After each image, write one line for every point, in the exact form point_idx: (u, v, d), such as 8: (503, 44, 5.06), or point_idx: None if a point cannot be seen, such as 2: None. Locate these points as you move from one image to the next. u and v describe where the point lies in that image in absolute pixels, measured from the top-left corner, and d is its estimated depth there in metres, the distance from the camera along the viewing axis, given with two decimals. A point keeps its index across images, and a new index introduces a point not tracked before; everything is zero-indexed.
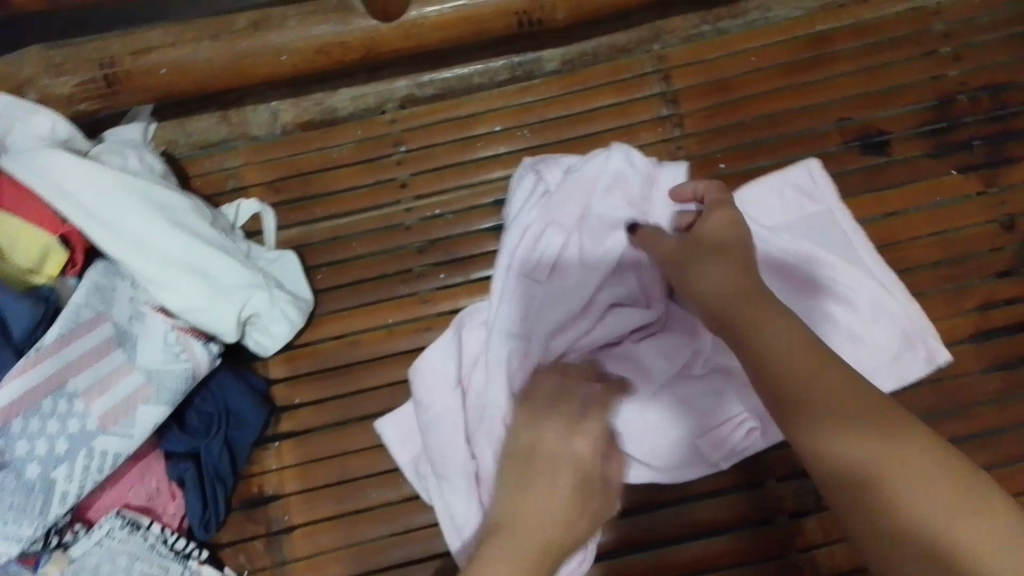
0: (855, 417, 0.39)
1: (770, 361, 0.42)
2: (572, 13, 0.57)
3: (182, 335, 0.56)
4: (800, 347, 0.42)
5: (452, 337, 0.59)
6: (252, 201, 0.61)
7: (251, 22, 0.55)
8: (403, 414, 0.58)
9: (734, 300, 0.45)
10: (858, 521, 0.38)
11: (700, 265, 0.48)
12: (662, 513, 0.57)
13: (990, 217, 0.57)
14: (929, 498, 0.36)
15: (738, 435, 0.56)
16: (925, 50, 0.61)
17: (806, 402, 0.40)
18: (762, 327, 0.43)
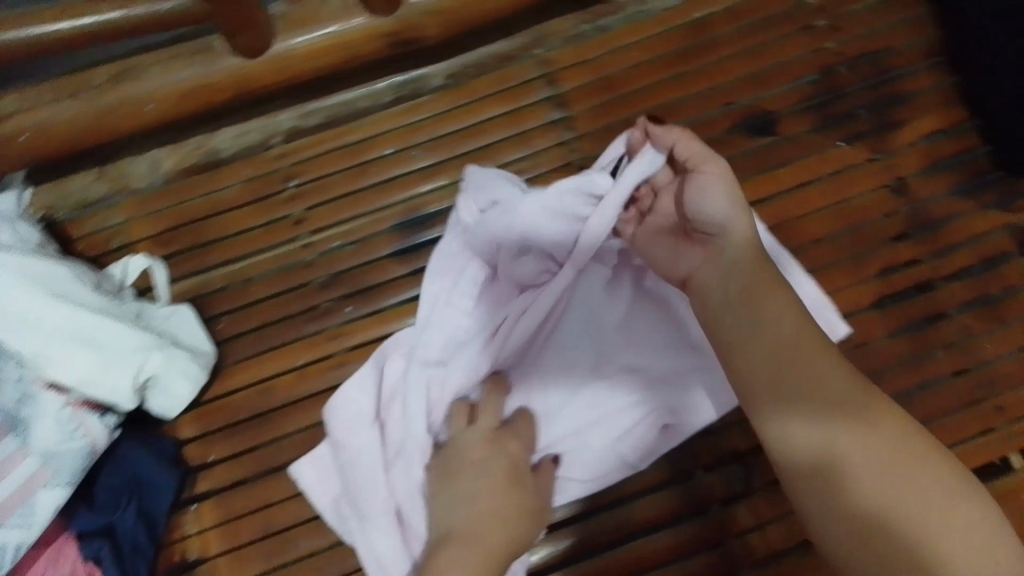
0: (826, 407, 0.45)
1: (765, 344, 0.47)
2: (445, 28, 0.55)
3: (77, 412, 0.54)
4: (796, 335, 0.47)
5: (371, 369, 0.57)
6: (140, 256, 0.59)
7: (111, 75, 0.51)
8: (319, 457, 0.56)
9: (747, 280, 0.48)
10: (821, 498, 0.44)
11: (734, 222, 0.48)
12: (604, 516, 0.56)
13: (881, 182, 0.59)
14: (887, 485, 0.42)
15: (651, 434, 0.55)
16: (802, 26, 0.61)
17: (787, 388, 0.46)
18: (768, 310, 0.47)
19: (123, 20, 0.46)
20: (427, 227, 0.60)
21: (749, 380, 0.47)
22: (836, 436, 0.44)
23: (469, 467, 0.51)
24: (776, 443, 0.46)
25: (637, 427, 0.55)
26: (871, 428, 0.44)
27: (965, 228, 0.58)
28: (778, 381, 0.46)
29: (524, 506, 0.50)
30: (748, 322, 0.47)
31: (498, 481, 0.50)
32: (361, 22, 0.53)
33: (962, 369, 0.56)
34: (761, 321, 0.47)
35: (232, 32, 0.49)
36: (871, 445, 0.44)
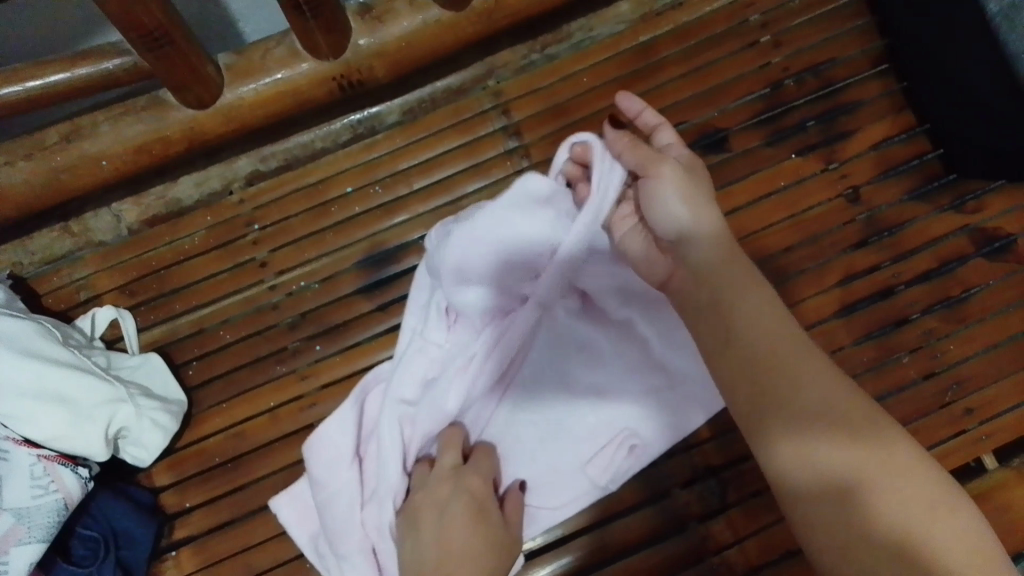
0: (823, 414, 0.38)
1: (748, 344, 0.41)
2: (392, 68, 0.56)
3: (50, 465, 0.52)
4: (779, 328, 0.41)
5: (351, 406, 0.56)
6: (107, 307, 0.59)
7: (62, 134, 0.52)
8: (297, 496, 0.56)
9: (719, 277, 0.43)
10: (822, 522, 0.37)
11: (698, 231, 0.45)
12: (598, 532, 0.56)
13: (834, 193, 0.60)
14: (893, 501, 0.36)
15: (619, 456, 0.56)
16: (748, 43, 0.62)
17: (775, 394, 0.39)
18: (744, 304, 0.42)
19: (68, 83, 0.46)
20: (392, 262, 0.61)
21: (735, 394, 0.41)
22: (833, 448, 0.38)
23: (432, 507, 0.50)
24: (769, 458, 0.39)
25: (605, 451, 0.55)
26: (874, 440, 0.38)
27: (922, 232, 0.59)
28: (769, 391, 0.40)
29: (492, 541, 0.49)
30: (724, 323, 0.42)
31: (462, 519, 0.50)
32: (308, 67, 0.53)
33: (929, 372, 0.56)
34: (737, 321, 0.42)
35: (180, 88, 0.50)
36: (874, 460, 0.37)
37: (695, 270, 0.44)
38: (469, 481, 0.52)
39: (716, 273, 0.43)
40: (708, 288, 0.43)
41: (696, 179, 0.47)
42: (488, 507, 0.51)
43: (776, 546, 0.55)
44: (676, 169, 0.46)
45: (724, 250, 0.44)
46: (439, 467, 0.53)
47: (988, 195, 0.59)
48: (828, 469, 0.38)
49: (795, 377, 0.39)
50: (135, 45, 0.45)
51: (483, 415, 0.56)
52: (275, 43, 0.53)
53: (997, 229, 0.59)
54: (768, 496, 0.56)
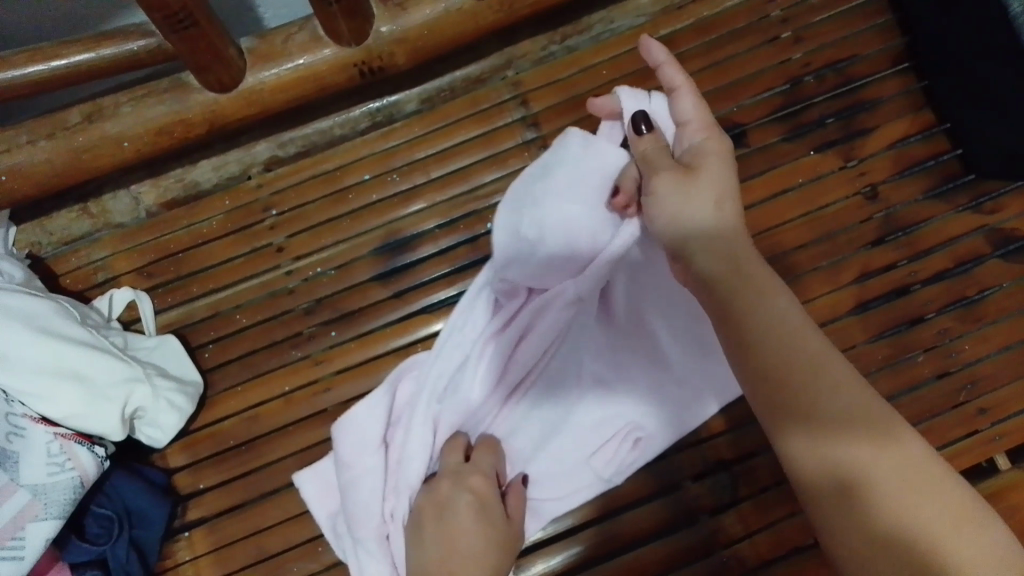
0: (842, 416, 0.37)
1: (764, 345, 0.40)
2: (413, 56, 0.56)
3: (66, 443, 0.53)
4: (796, 333, 0.40)
5: (383, 392, 0.56)
6: (125, 289, 0.60)
7: (84, 115, 0.52)
8: (321, 472, 0.56)
9: (732, 279, 0.43)
10: (837, 520, 0.36)
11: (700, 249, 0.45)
12: (614, 520, 0.56)
13: (852, 190, 0.59)
14: (911, 503, 0.35)
15: (623, 450, 0.55)
16: (768, 38, 0.62)
17: (790, 395, 0.38)
18: (762, 306, 0.41)
19: (92, 63, 0.47)
20: (408, 250, 0.61)
21: (755, 391, 0.40)
22: (850, 450, 0.37)
23: (433, 509, 0.50)
24: (788, 458, 0.39)
25: (609, 444, 0.55)
26: (890, 439, 0.37)
27: (939, 231, 0.59)
28: (785, 389, 0.39)
29: (492, 542, 0.49)
30: (745, 319, 0.41)
31: (462, 519, 0.49)
32: (330, 52, 0.54)
33: (943, 371, 0.56)
34: (763, 318, 0.41)
35: (201, 70, 0.50)
36: (889, 457, 0.36)
37: (704, 280, 0.44)
38: (472, 483, 0.51)
39: (732, 280, 0.43)
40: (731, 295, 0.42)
41: (699, 179, 0.46)
42: (490, 507, 0.50)
43: (786, 541, 0.55)
44: (671, 178, 0.47)
45: (721, 250, 0.44)
46: (444, 469, 0.53)
47: (1005, 195, 0.59)
48: (846, 470, 0.36)
49: (811, 375, 0.38)
50: (161, 27, 0.45)
51: (502, 416, 0.57)
52: (297, 28, 0.53)
53: (1014, 230, 0.59)
54: (778, 490, 0.56)
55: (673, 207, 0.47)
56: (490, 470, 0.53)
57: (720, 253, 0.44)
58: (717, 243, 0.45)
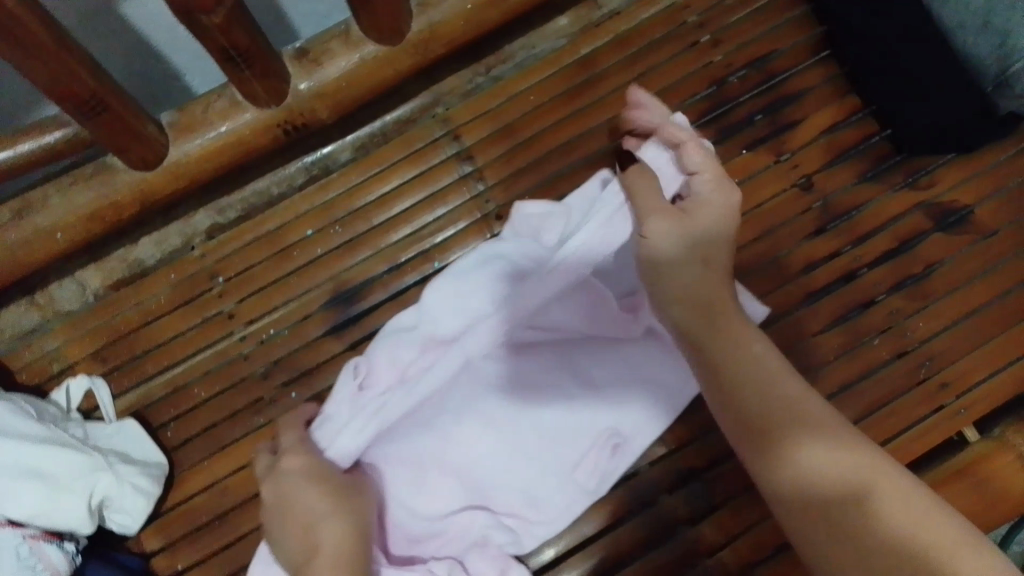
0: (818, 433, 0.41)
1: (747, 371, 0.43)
2: (336, 108, 0.56)
3: (35, 544, 0.52)
4: (774, 365, 0.44)
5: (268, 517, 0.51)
6: (81, 377, 0.59)
7: (13, 212, 0.52)
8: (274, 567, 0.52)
9: (707, 313, 0.46)
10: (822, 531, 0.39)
11: (681, 279, 0.47)
12: (605, 540, 0.56)
13: (790, 182, 0.60)
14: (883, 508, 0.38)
15: (603, 458, 0.55)
16: (688, 43, 0.62)
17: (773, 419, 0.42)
18: (736, 341, 0.45)
19: (10, 161, 0.47)
20: (359, 299, 0.60)
21: (738, 414, 0.43)
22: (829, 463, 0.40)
23: (274, 506, 0.48)
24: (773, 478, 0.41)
25: (590, 454, 0.55)
26: (863, 447, 0.40)
27: (879, 213, 0.59)
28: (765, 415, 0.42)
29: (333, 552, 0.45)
30: (726, 347, 0.44)
31: (301, 536, 0.46)
32: (250, 116, 0.54)
33: (901, 351, 0.56)
34: (744, 352, 0.44)
35: (121, 150, 0.50)
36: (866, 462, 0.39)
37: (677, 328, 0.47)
38: (308, 500, 0.47)
39: (711, 306, 0.46)
40: (709, 321, 0.46)
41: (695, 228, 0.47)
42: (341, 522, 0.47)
43: (768, 542, 0.55)
44: (673, 221, 0.47)
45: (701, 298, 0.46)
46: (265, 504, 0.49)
47: (940, 168, 0.60)
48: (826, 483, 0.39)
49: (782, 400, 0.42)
50: (73, 115, 0.46)
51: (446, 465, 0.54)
52: (215, 96, 0.53)
53: (952, 203, 0.59)
54: (755, 491, 0.56)
55: (686, 242, 0.47)
56: (319, 481, 0.48)
57: (710, 271, 0.47)
58: (706, 259, 0.47)
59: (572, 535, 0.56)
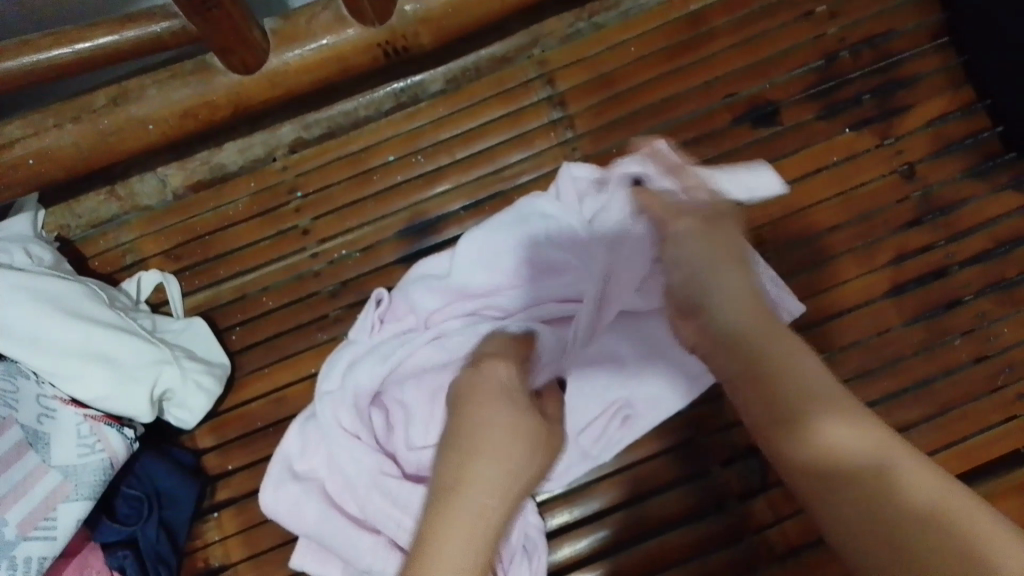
0: (846, 416, 0.35)
1: (782, 369, 0.37)
2: (436, 37, 0.55)
3: (96, 425, 0.53)
4: (821, 372, 0.37)
5: (299, 427, 0.56)
6: (153, 272, 0.60)
7: (109, 98, 0.52)
8: (283, 485, 0.54)
9: (745, 317, 0.40)
10: (834, 519, 0.33)
11: (717, 280, 0.43)
12: (650, 502, 0.55)
13: (888, 169, 0.58)
14: (920, 487, 0.32)
15: (612, 425, 0.55)
16: (803, 12, 0.61)
17: (801, 399, 0.36)
18: (781, 347, 0.39)
19: (116, 46, 0.47)
20: (432, 232, 0.60)
21: (754, 409, 0.38)
22: (855, 445, 0.34)
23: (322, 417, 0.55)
24: (809, 461, 0.35)
25: (598, 422, 0.55)
26: (881, 426, 0.35)
27: (977, 212, 0.57)
28: (782, 403, 0.37)
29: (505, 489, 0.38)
30: (751, 350, 0.39)
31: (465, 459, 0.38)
32: (353, 32, 0.53)
33: (979, 356, 0.54)
34: (773, 352, 0.39)
35: (225, 51, 0.50)
36: (882, 439, 0.34)
37: (717, 332, 0.41)
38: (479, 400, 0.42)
39: (740, 333, 0.40)
40: (732, 348, 0.40)
41: (716, 236, 0.46)
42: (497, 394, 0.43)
43: (815, 532, 0.53)
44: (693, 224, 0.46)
45: (755, 318, 0.40)
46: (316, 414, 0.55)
47: None
48: (851, 461, 0.34)
49: (800, 386, 0.37)
50: (185, 9, 0.45)
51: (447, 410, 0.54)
52: (321, 8, 0.52)
53: None
54: None
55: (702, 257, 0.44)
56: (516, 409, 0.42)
57: (741, 280, 0.42)
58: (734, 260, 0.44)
59: (618, 489, 0.56)
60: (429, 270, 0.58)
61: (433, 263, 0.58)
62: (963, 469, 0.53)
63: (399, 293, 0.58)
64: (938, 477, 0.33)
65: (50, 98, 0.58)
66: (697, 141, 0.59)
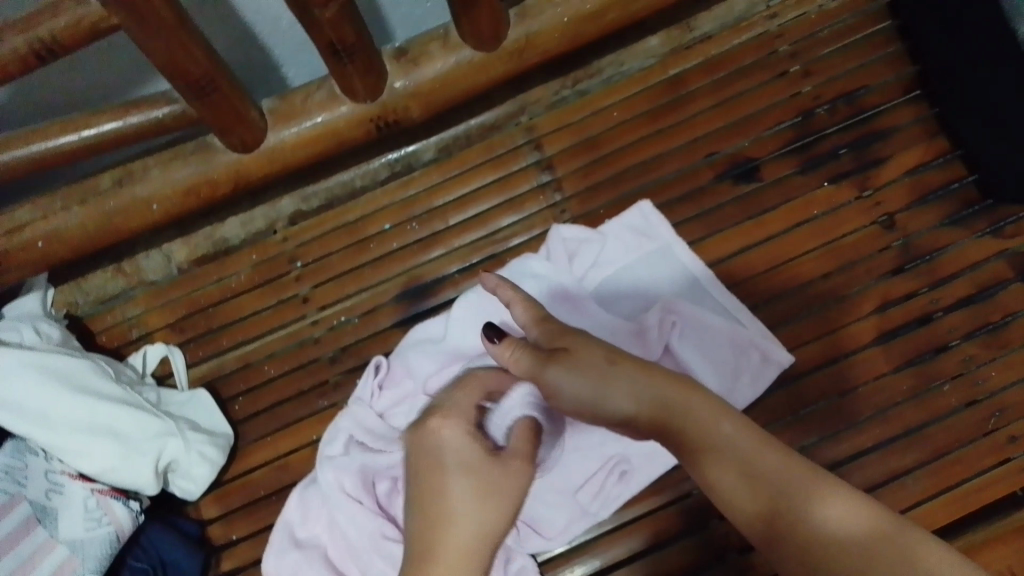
0: (820, 496, 0.35)
1: (743, 463, 0.37)
2: (425, 109, 0.58)
3: (103, 499, 0.54)
4: (771, 451, 0.37)
5: (300, 494, 0.56)
6: (158, 344, 0.61)
7: (114, 180, 0.55)
8: (286, 554, 0.55)
9: (665, 411, 0.39)
10: None
11: (620, 391, 0.40)
12: (652, 558, 0.55)
13: (869, 220, 0.60)
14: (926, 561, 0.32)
15: (610, 481, 0.56)
16: (778, 72, 0.63)
17: (775, 492, 0.36)
18: (729, 440, 0.38)
19: (119, 130, 0.49)
20: (429, 296, 0.62)
21: (735, 506, 0.37)
22: (844, 530, 0.34)
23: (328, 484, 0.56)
24: (809, 555, 0.35)
25: (595, 477, 0.56)
26: (864, 497, 0.35)
27: (959, 258, 0.58)
28: (762, 499, 0.36)
29: (479, 543, 0.38)
30: (702, 445, 0.38)
31: (432, 532, 0.38)
32: (346, 109, 0.56)
33: (970, 400, 0.55)
34: (723, 444, 0.38)
35: (226, 132, 0.52)
36: (874, 519, 0.34)
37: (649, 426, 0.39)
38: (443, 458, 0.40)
39: (672, 425, 0.39)
40: (676, 443, 0.39)
41: (598, 357, 0.42)
42: (463, 456, 0.40)
43: None
44: (564, 368, 0.42)
45: (667, 410, 0.39)
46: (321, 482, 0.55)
47: None
48: (850, 547, 0.34)
49: (768, 478, 0.37)
50: (184, 94, 0.48)
51: None
52: (315, 88, 0.55)
53: None
54: None
55: (587, 394, 0.41)
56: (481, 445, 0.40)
57: (646, 371, 0.40)
58: (630, 361, 0.41)
59: (619, 546, 0.56)
60: (426, 337, 0.59)
61: (428, 329, 0.60)
62: (958, 514, 0.53)
63: (394, 361, 0.59)
64: (930, 543, 0.33)
65: (57, 181, 0.60)
66: (681, 199, 0.61)
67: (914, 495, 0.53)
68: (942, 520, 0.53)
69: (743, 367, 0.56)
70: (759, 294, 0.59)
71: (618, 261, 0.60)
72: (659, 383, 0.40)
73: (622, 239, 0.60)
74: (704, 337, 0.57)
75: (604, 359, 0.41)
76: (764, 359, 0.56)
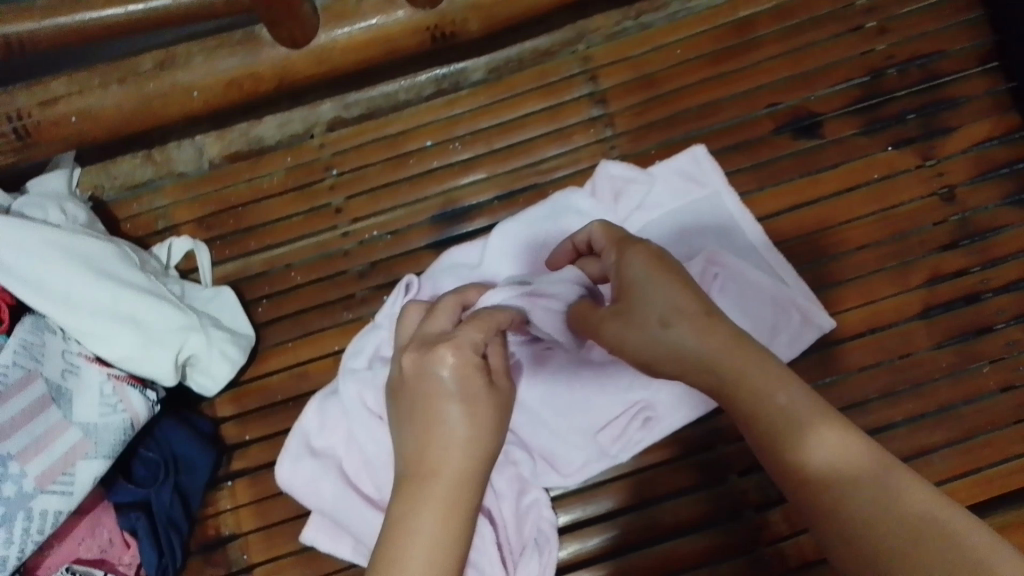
0: (822, 428, 0.38)
1: (760, 397, 0.40)
2: (484, 24, 0.55)
3: (119, 386, 0.53)
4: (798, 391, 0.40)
5: (318, 404, 0.56)
6: (184, 238, 0.60)
7: (156, 63, 0.53)
8: (301, 460, 0.55)
9: (718, 353, 0.42)
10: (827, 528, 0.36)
11: (683, 337, 0.42)
12: (665, 505, 0.55)
13: (928, 190, 0.58)
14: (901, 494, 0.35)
15: (632, 427, 0.56)
16: (851, 26, 0.60)
17: (783, 422, 0.39)
18: (752, 380, 0.40)
19: (168, 9, 0.47)
20: (464, 221, 0.60)
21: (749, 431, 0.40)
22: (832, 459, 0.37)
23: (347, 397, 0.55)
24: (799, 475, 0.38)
25: (617, 421, 0.56)
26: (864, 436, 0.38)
27: (1015, 240, 0.56)
28: (770, 425, 0.39)
29: (468, 462, 0.40)
30: (739, 382, 0.41)
31: (419, 452, 0.40)
32: (404, 14, 0.53)
33: (1006, 385, 0.54)
34: (751, 380, 0.40)
35: (275, 25, 0.50)
36: (864, 452, 0.37)
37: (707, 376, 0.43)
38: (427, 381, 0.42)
39: (720, 370, 0.42)
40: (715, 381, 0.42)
41: (655, 309, 0.44)
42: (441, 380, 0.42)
43: None
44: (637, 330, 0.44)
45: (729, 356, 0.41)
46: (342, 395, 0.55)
47: None
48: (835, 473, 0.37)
49: (779, 412, 0.39)
50: None
51: None
52: None
53: None
54: None
55: (665, 353, 0.43)
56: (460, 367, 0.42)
57: (706, 322, 0.42)
58: (694, 314, 0.43)
59: (634, 489, 0.56)
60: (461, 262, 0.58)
61: (463, 255, 0.58)
62: (980, 497, 0.52)
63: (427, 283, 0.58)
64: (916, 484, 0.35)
65: (95, 58, 0.59)
66: (735, 149, 0.59)
67: (939, 473, 0.53)
68: (964, 500, 0.52)
69: (782, 326, 0.55)
70: (805, 256, 0.57)
71: (663, 206, 0.58)
72: (717, 337, 0.42)
73: (670, 184, 0.58)
74: (745, 292, 0.56)
75: (661, 312, 0.43)
76: (805, 321, 0.55)
